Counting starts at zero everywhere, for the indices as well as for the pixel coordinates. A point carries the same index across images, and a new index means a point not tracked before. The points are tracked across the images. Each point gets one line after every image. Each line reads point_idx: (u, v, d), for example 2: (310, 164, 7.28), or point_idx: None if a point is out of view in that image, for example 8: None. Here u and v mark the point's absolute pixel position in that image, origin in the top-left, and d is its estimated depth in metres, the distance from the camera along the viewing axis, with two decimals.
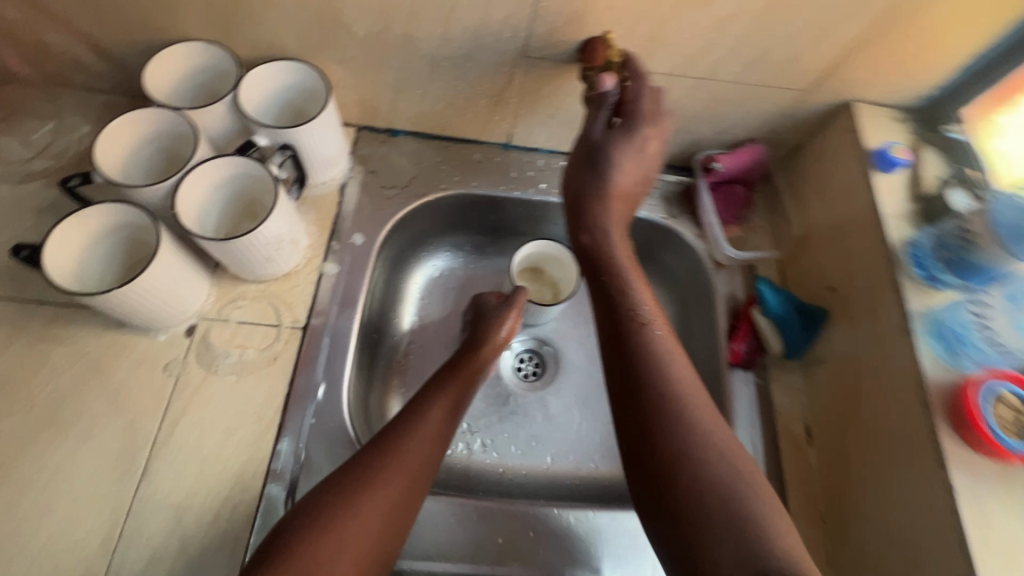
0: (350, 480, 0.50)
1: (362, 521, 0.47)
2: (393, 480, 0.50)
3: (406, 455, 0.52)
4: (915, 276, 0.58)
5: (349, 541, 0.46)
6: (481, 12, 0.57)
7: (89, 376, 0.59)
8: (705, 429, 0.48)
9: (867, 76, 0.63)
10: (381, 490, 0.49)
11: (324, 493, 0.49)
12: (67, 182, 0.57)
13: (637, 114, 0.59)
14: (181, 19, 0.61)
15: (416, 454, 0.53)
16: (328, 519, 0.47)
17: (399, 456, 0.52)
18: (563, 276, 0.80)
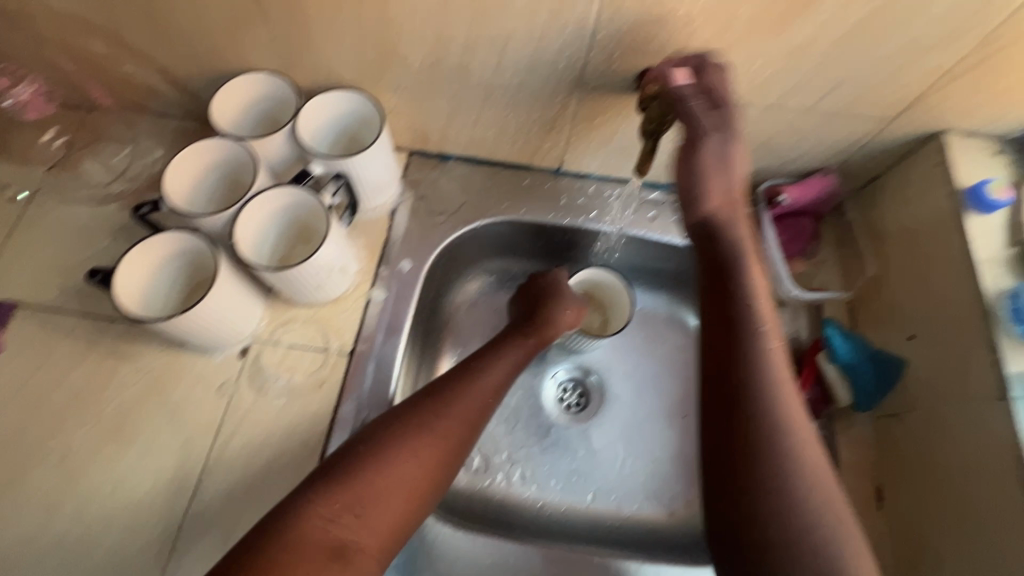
0: (405, 422, 0.51)
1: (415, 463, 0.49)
2: (446, 433, 0.52)
3: (460, 407, 0.54)
4: (1013, 332, 0.52)
5: (402, 476, 0.48)
6: (538, 43, 0.56)
7: (151, 392, 0.62)
8: (804, 453, 0.46)
9: (962, 105, 0.57)
10: (434, 438, 0.51)
11: (381, 430, 0.51)
12: (138, 211, 0.61)
13: (726, 105, 0.53)
14: (247, 51, 0.63)
15: (469, 408, 0.54)
16: (382, 455, 0.48)
17: (453, 408, 0.53)
18: (612, 306, 0.77)
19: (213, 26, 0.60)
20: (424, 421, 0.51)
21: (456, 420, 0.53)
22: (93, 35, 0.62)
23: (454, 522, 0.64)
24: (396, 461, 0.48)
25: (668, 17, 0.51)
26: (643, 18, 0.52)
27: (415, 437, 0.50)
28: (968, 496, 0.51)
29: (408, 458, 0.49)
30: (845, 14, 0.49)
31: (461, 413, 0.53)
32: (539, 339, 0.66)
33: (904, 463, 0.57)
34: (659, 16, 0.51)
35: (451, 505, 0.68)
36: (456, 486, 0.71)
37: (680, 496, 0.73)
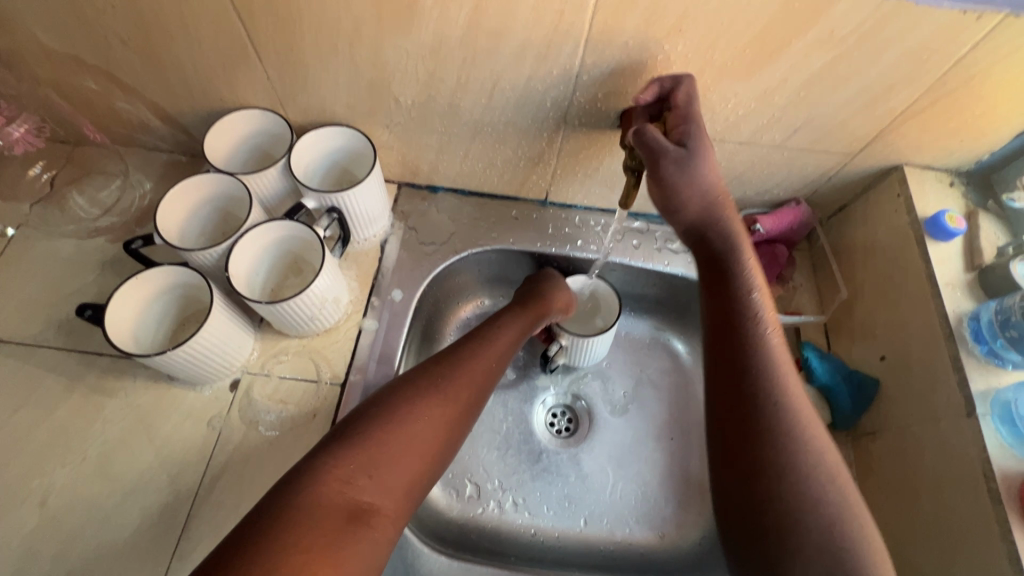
0: (422, 386, 0.53)
1: (433, 422, 0.51)
2: (460, 393, 0.54)
3: (470, 372, 0.56)
4: (975, 352, 0.55)
5: (422, 437, 0.49)
6: (524, 84, 0.59)
7: (138, 429, 0.61)
8: (812, 444, 0.48)
9: (917, 141, 0.61)
10: (449, 399, 0.53)
11: (398, 392, 0.52)
12: (130, 245, 0.61)
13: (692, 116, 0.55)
14: (241, 90, 0.64)
15: (479, 374, 0.57)
16: (403, 416, 0.50)
17: (464, 372, 0.56)
18: (602, 309, 0.78)
19: (208, 66, 0.61)
20: (438, 383, 0.53)
21: (468, 383, 0.55)
22: (87, 73, 0.64)
23: (449, 553, 0.64)
24: (415, 421, 0.50)
25: (647, 62, 0.55)
26: (624, 63, 0.55)
27: (431, 398, 0.52)
28: (942, 511, 0.53)
29: (427, 419, 0.50)
30: (808, 61, 0.53)
31: (473, 378, 0.56)
32: (536, 321, 0.66)
33: (882, 479, 0.59)
34: (637, 61, 0.55)
35: (445, 535, 0.68)
36: (449, 515, 0.71)
37: (670, 519, 0.74)
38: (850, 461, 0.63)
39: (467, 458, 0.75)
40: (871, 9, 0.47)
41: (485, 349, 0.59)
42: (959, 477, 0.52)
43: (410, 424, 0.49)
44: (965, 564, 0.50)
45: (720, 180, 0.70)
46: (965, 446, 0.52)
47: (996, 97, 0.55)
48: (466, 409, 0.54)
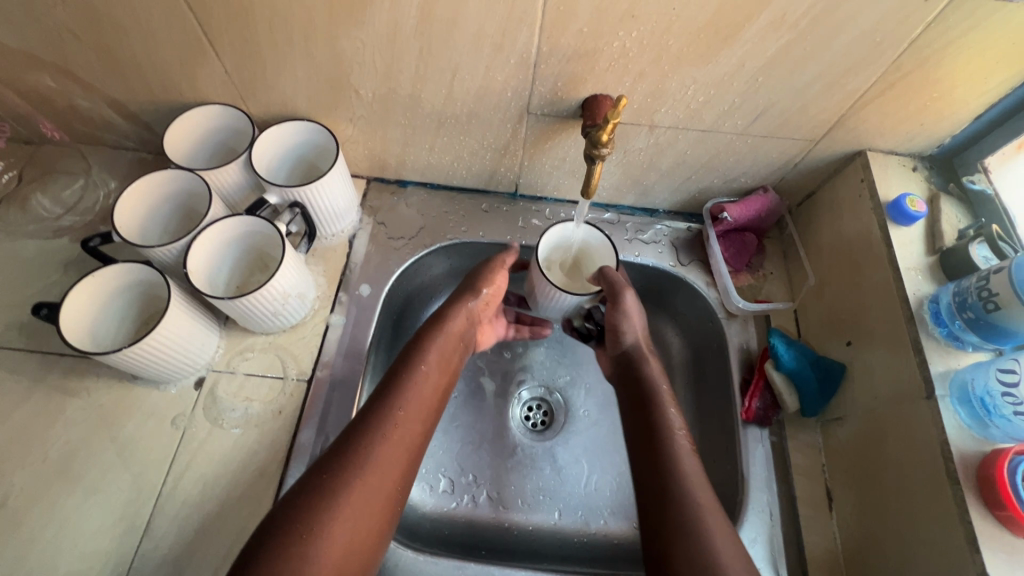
0: (354, 431, 0.53)
1: (347, 520, 0.48)
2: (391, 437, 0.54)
3: (383, 457, 0.52)
4: (935, 334, 0.55)
5: (333, 539, 0.46)
6: (484, 74, 0.59)
7: (101, 429, 0.60)
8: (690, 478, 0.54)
9: (878, 126, 0.62)
10: (382, 446, 0.53)
11: (304, 491, 0.48)
12: (87, 243, 0.60)
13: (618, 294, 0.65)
14: (201, 85, 0.64)
15: (393, 458, 0.53)
16: (310, 523, 0.46)
17: (375, 455, 0.52)
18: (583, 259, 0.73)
19: (164, 60, 0.61)
20: (367, 431, 0.53)
21: (382, 470, 0.52)
22: (44, 71, 0.63)
23: (419, 548, 0.63)
24: (328, 523, 0.46)
25: (603, 49, 0.54)
26: (580, 51, 0.55)
27: (338, 496, 0.48)
28: (905, 493, 0.53)
29: (340, 515, 0.47)
30: (763, 45, 0.53)
31: (388, 459, 0.53)
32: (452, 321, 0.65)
33: (850, 464, 0.59)
34: (595, 49, 0.54)
35: (417, 530, 0.68)
36: (422, 510, 0.71)
37: None
38: (819, 447, 0.63)
39: (441, 452, 0.75)
40: None
41: (395, 424, 0.55)
42: (920, 458, 0.52)
43: (321, 531, 0.46)
44: (927, 544, 0.50)
45: (686, 169, 0.70)
46: (925, 428, 0.52)
47: (951, 80, 0.55)
48: (390, 491, 0.52)
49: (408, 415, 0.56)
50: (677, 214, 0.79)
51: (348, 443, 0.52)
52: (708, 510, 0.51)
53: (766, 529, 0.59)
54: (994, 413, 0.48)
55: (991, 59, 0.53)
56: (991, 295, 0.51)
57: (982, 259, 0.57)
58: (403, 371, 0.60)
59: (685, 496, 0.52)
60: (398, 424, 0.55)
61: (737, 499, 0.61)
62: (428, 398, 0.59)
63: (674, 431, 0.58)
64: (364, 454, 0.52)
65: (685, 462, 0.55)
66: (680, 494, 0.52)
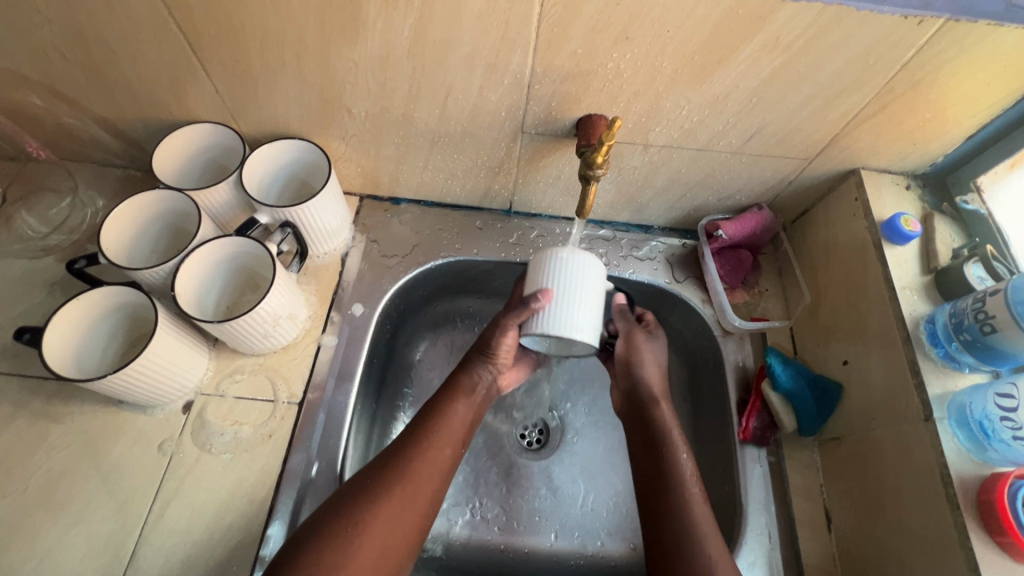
0: (401, 445, 0.55)
1: (383, 529, 0.49)
2: (435, 456, 0.55)
3: (419, 472, 0.54)
4: (932, 355, 0.55)
5: (367, 545, 0.48)
6: (477, 94, 0.58)
7: (85, 455, 0.59)
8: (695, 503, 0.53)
9: (871, 146, 0.62)
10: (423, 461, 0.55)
11: (348, 498, 0.51)
12: (72, 265, 0.59)
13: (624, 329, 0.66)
14: (191, 103, 0.63)
15: (429, 475, 0.54)
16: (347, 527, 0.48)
17: (412, 470, 0.54)
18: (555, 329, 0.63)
19: (154, 79, 0.60)
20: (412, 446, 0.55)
21: (418, 486, 0.53)
22: (30, 89, 0.62)
23: None
24: (362, 528, 0.49)
25: (597, 70, 0.54)
26: (574, 72, 0.55)
27: (376, 504, 0.50)
28: (904, 516, 0.52)
29: (375, 522, 0.49)
30: (757, 67, 0.53)
31: (426, 474, 0.54)
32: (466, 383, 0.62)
33: (848, 485, 0.59)
34: (589, 70, 0.54)
35: None
36: None
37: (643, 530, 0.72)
38: (818, 467, 0.63)
39: None
40: (814, 15, 0.47)
41: (434, 441, 0.56)
42: (919, 481, 0.51)
43: (357, 534, 0.48)
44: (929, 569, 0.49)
45: (681, 187, 0.70)
46: (923, 451, 0.51)
47: (943, 102, 0.55)
48: (426, 504, 0.53)
49: (446, 437, 0.57)
50: (672, 230, 0.79)
51: (392, 456, 0.54)
52: (711, 542, 0.51)
53: (765, 552, 0.58)
54: (993, 437, 0.48)
55: (983, 81, 0.53)
56: (987, 318, 0.51)
57: (977, 279, 0.57)
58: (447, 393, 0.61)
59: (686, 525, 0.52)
60: (435, 443, 0.56)
61: (736, 521, 0.61)
62: (464, 421, 0.60)
63: (679, 456, 0.57)
64: (402, 468, 0.53)
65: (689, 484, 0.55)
66: (682, 521, 0.52)
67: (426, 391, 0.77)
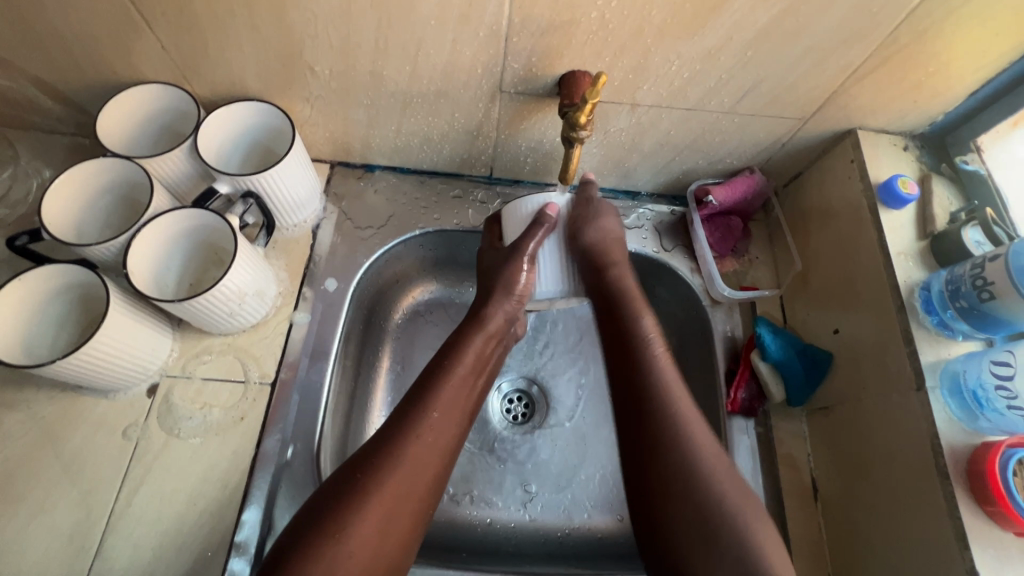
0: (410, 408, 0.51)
1: (369, 535, 0.43)
2: (451, 413, 0.52)
3: (421, 449, 0.49)
4: (925, 323, 0.53)
5: (355, 554, 0.42)
6: (450, 49, 0.54)
7: (44, 444, 0.56)
8: (718, 465, 0.47)
9: (869, 104, 0.58)
10: (438, 427, 0.51)
11: (349, 477, 0.46)
12: (13, 241, 0.54)
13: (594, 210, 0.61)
14: (136, 61, 0.57)
15: (427, 470, 0.48)
16: (327, 537, 0.42)
17: (427, 433, 0.50)
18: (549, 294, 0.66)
19: (91, 34, 0.54)
20: (425, 398, 0.52)
21: (412, 479, 0.47)
22: None
23: None
24: (350, 528, 0.43)
25: (580, 21, 0.50)
26: (555, 23, 0.50)
27: (368, 502, 0.45)
28: (891, 484, 0.52)
29: (394, 481, 0.46)
30: (752, 17, 0.49)
31: (421, 464, 0.48)
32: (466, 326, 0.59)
33: (833, 454, 0.58)
34: (571, 22, 0.50)
35: None
36: None
37: None
38: (805, 436, 0.62)
39: None
40: None
41: (420, 435, 0.49)
42: (908, 450, 0.51)
43: (338, 546, 0.42)
44: (917, 537, 0.49)
45: (670, 150, 0.66)
46: (915, 421, 0.50)
47: (948, 54, 0.52)
48: (425, 491, 0.48)
49: (444, 417, 0.52)
50: (660, 197, 0.76)
51: (399, 419, 0.50)
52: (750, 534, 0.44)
53: None
54: (986, 407, 0.47)
55: (991, 29, 0.50)
56: (985, 284, 0.50)
57: (974, 243, 0.55)
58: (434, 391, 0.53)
59: (706, 488, 0.46)
60: (429, 429, 0.50)
61: None
62: (464, 398, 0.54)
63: (680, 416, 0.49)
64: (410, 428, 0.50)
65: (709, 452, 0.47)
66: (685, 473, 0.46)
67: (411, 365, 0.75)
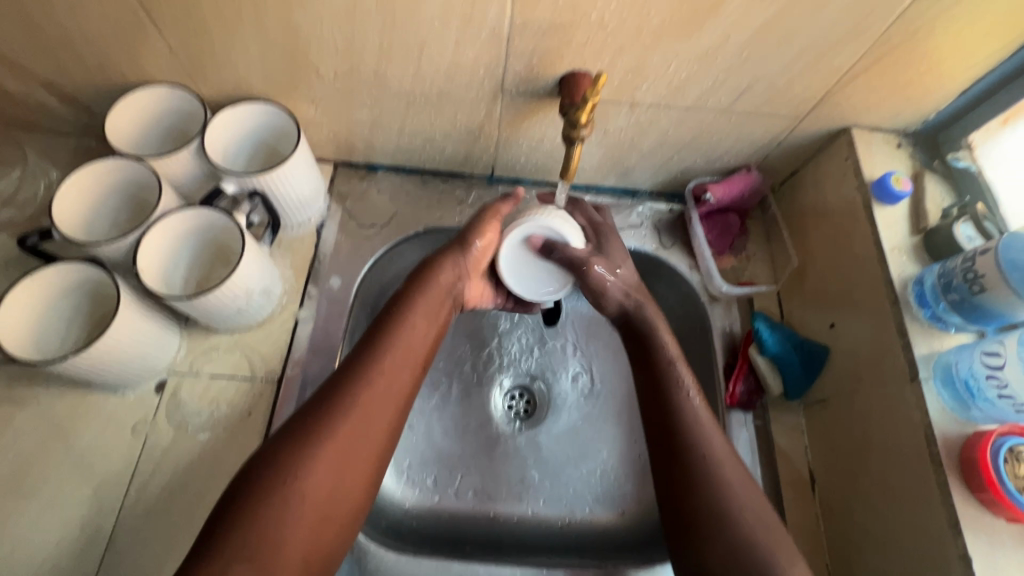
0: (361, 362, 0.51)
1: (326, 484, 0.45)
2: (404, 369, 0.53)
3: (372, 400, 0.49)
4: (919, 316, 0.54)
5: (309, 495, 0.44)
6: (453, 50, 0.55)
7: (55, 441, 0.56)
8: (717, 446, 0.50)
9: (862, 102, 0.60)
10: (385, 376, 0.51)
11: (302, 424, 0.47)
12: (25, 240, 0.56)
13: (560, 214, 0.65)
14: (144, 63, 0.58)
15: (380, 424, 0.49)
16: (283, 479, 0.43)
17: (378, 383, 0.50)
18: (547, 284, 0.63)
19: (101, 37, 0.55)
20: (379, 347, 0.52)
21: (361, 429, 0.48)
22: None
23: (401, 549, 0.61)
24: (306, 469, 0.44)
25: (580, 22, 0.51)
26: (556, 24, 0.51)
27: (319, 452, 0.45)
28: (886, 474, 0.53)
29: (344, 430, 0.47)
30: (747, 18, 0.50)
31: (377, 409, 0.49)
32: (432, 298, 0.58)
33: (830, 446, 0.59)
34: (571, 23, 0.51)
35: (401, 528, 0.66)
36: (407, 507, 0.68)
37: (630, 495, 0.71)
38: (803, 429, 0.63)
39: (425, 445, 0.72)
40: None
41: (376, 377, 0.50)
42: (902, 440, 0.52)
43: (292, 488, 0.43)
44: (911, 523, 0.50)
45: (669, 149, 0.67)
46: (909, 412, 0.52)
47: (939, 53, 0.53)
48: (376, 446, 0.48)
49: (396, 367, 0.52)
50: (659, 195, 0.77)
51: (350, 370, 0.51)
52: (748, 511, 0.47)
53: None
54: (977, 396, 0.48)
55: (980, 29, 0.51)
56: (976, 277, 0.51)
57: (965, 238, 0.57)
58: (386, 341, 0.53)
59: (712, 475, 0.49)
60: (382, 377, 0.51)
61: None
62: (415, 350, 0.54)
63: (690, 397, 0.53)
64: (366, 377, 0.50)
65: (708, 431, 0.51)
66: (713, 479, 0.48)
67: None
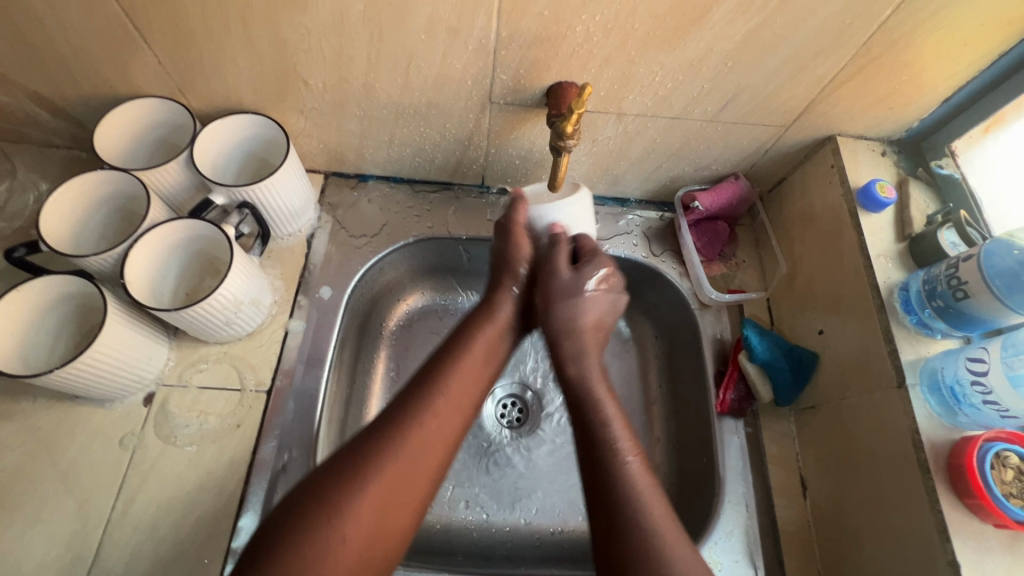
0: (418, 395, 0.50)
1: (368, 528, 0.42)
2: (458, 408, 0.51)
3: (427, 437, 0.48)
4: (905, 323, 0.55)
5: (349, 541, 0.41)
6: (441, 61, 0.55)
7: (40, 454, 0.56)
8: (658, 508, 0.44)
9: (846, 111, 0.61)
10: (444, 412, 0.50)
11: (351, 457, 0.45)
12: (11, 253, 0.55)
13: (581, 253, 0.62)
14: (133, 76, 0.58)
15: (430, 463, 0.47)
16: (321, 521, 0.40)
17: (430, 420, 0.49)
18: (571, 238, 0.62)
19: (89, 49, 0.55)
20: (438, 379, 0.52)
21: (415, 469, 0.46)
22: None
23: None
24: (348, 515, 0.41)
25: (565, 34, 0.51)
26: (541, 36, 0.52)
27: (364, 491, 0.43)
28: (875, 481, 0.53)
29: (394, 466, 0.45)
30: (730, 29, 0.51)
31: (423, 453, 0.47)
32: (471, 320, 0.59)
33: (820, 453, 0.60)
34: (557, 34, 0.52)
35: None
36: None
37: None
38: (793, 436, 0.63)
39: None
40: None
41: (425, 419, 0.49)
42: (891, 447, 0.52)
43: (333, 532, 0.40)
44: (899, 529, 0.50)
45: (657, 158, 0.68)
46: (897, 418, 0.52)
47: (920, 63, 0.54)
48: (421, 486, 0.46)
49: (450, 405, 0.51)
50: (649, 203, 0.77)
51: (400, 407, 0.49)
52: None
53: (743, 521, 0.58)
54: (963, 402, 0.49)
55: (960, 39, 0.52)
56: (960, 284, 0.51)
57: (949, 244, 0.57)
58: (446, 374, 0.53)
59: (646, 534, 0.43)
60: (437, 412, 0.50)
61: (713, 492, 0.60)
62: (469, 387, 0.53)
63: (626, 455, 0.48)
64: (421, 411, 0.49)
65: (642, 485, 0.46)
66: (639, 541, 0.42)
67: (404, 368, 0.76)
